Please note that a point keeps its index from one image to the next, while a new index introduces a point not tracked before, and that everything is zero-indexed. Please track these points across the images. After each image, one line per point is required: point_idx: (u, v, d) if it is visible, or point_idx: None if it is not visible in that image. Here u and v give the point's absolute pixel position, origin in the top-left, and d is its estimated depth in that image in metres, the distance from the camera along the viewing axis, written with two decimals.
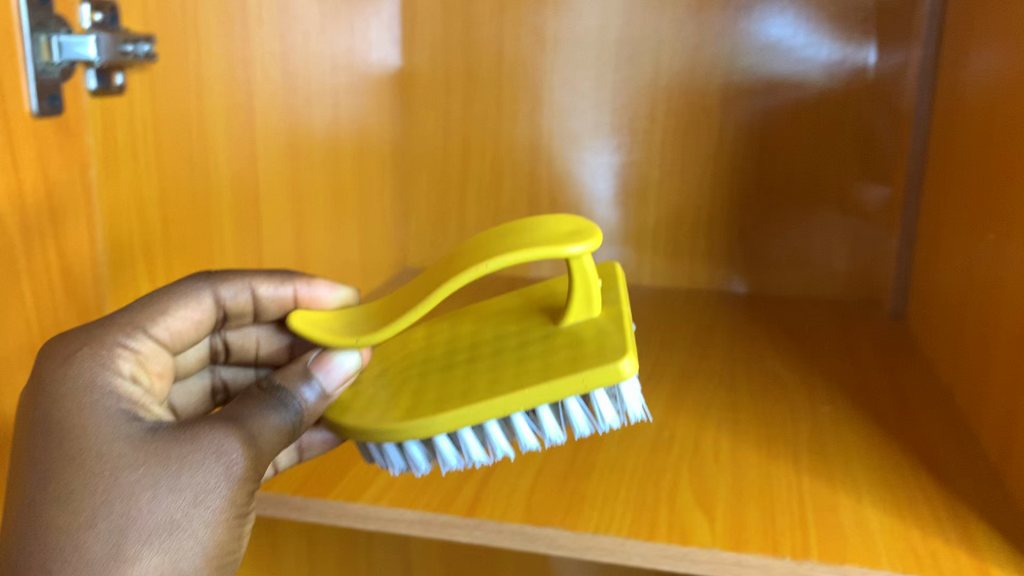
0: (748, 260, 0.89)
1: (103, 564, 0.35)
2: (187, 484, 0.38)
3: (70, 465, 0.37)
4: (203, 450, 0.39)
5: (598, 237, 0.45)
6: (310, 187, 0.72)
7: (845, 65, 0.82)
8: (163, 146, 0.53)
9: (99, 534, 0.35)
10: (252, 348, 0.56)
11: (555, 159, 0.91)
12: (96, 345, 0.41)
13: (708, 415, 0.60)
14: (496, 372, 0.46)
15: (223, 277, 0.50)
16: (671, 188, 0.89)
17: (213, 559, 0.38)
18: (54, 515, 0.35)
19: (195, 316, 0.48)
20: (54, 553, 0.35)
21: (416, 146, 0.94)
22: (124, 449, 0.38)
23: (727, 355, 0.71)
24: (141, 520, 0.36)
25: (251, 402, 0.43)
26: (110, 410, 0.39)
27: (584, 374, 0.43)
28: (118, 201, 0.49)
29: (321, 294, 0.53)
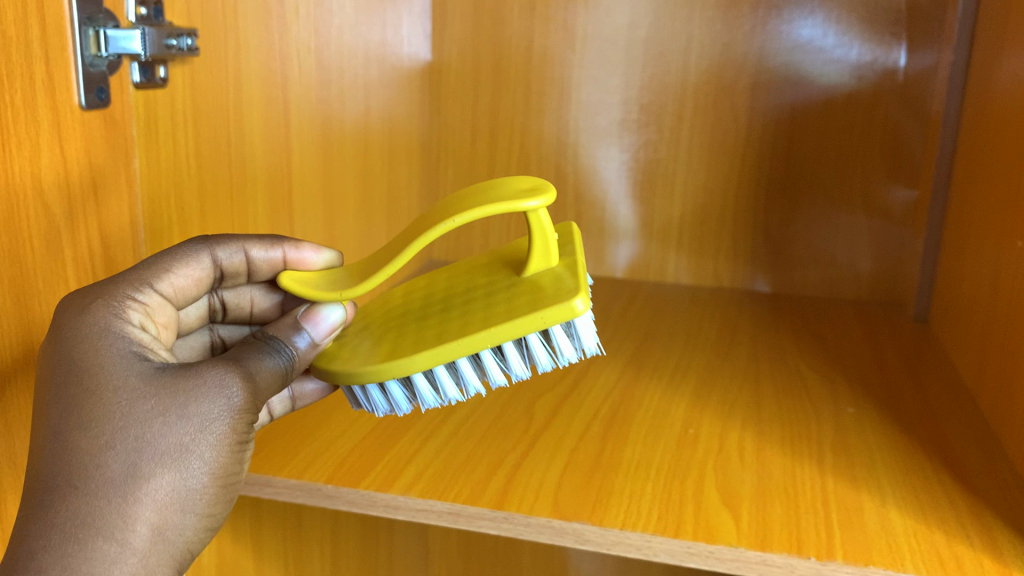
0: (772, 259, 0.90)
1: (119, 484, 0.36)
2: (197, 411, 0.39)
3: (87, 394, 0.38)
4: (210, 381, 0.40)
5: (553, 192, 0.47)
6: (340, 178, 0.73)
7: (874, 66, 0.82)
8: (202, 137, 0.54)
9: (116, 455, 0.37)
10: (246, 306, 0.56)
11: (582, 154, 0.91)
12: (106, 296, 0.42)
13: (733, 414, 0.60)
14: (467, 317, 0.48)
15: (220, 240, 0.50)
16: (697, 186, 0.89)
17: (219, 480, 0.40)
18: (74, 438, 0.37)
19: (193, 277, 0.49)
20: (76, 472, 0.36)
21: (443, 139, 0.94)
22: (135, 382, 0.39)
23: (751, 355, 0.72)
24: (153, 445, 0.37)
25: (246, 346, 0.44)
26: (121, 349, 0.40)
27: (543, 312, 0.45)
28: (157, 189, 0.50)
29: (307, 257, 0.54)
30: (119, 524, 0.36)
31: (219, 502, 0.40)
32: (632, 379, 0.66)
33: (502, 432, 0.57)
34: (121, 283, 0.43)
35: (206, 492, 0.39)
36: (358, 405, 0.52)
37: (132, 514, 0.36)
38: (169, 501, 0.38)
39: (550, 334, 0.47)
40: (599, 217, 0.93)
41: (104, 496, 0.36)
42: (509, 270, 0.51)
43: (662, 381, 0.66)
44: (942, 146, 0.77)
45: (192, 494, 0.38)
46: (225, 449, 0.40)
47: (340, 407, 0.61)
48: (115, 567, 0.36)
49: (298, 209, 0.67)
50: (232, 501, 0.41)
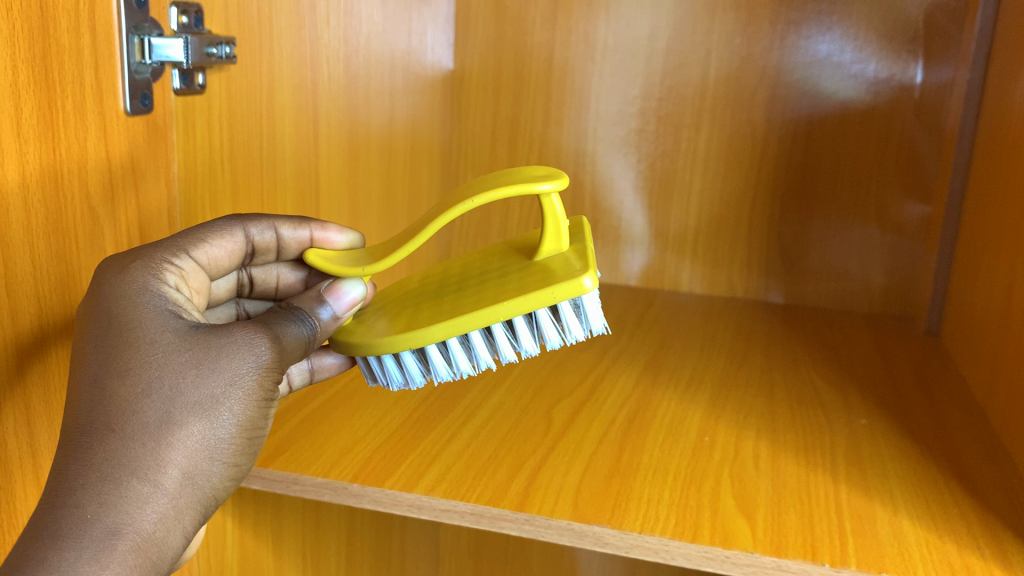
0: (786, 271, 0.91)
1: (153, 427, 0.37)
2: (228, 365, 0.40)
3: (125, 345, 0.39)
4: (240, 339, 0.41)
5: (566, 177, 0.48)
6: (364, 182, 0.75)
7: (891, 83, 0.83)
8: (236, 141, 0.55)
9: (151, 401, 0.38)
10: (273, 282, 0.57)
11: (599, 163, 0.93)
12: (145, 258, 0.43)
13: (747, 422, 0.61)
14: (482, 293, 0.49)
15: (250, 217, 0.51)
16: (713, 196, 0.90)
17: (246, 435, 0.40)
18: (111, 385, 0.38)
19: (227, 249, 0.50)
20: (113, 415, 0.37)
21: (462, 145, 0.95)
22: (172, 337, 0.40)
23: (765, 364, 0.73)
24: (187, 394, 0.38)
25: (272, 313, 0.45)
26: (158, 308, 0.41)
27: (552, 288, 0.47)
28: (194, 192, 0.52)
29: (332, 237, 0.55)
30: (153, 466, 0.37)
31: (245, 458, 0.41)
32: (649, 386, 0.67)
33: (522, 435, 0.58)
34: (158, 248, 0.45)
35: (233, 445, 0.40)
36: (373, 378, 0.53)
37: (165, 457, 0.37)
38: (200, 450, 0.38)
39: (559, 311, 0.48)
40: (616, 225, 0.94)
41: (140, 437, 0.37)
42: (521, 253, 0.52)
43: (679, 389, 0.67)
44: (957, 163, 0.78)
45: (221, 445, 0.39)
46: (254, 404, 0.41)
47: (364, 408, 0.63)
48: (148, 508, 0.36)
49: (324, 211, 0.68)
50: (256, 460, 0.42)
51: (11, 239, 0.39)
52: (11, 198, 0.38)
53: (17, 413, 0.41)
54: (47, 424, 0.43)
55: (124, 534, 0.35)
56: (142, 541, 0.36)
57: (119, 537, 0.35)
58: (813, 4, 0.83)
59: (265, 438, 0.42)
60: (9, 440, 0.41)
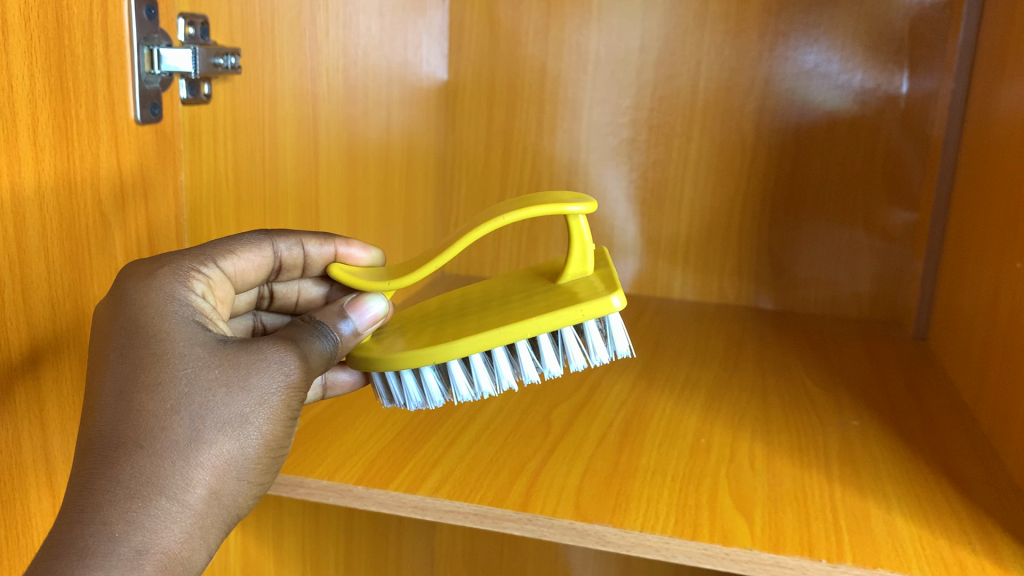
0: (776, 277, 0.92)
1: (184, 445, 0.38)
2: (257, 384, 0.41)
3: (155, 359, 0.40)
4: (268, 357, 0.42)
5: (595, 201, 0.50)
6: (363, 191, 0.76)
7: (877, 92, 0.85)
8: (239, 149, 0.56)
9: (180, 418, 0.39)
10: (293, 295, 0.58)
11: (590, 172, 0.94)
12: (173, 266, 0.45)
13: (742, 425, 0.63)
14: (507, 312, 0.51)
15: (278, 232, 0.53)
16: (704, 204, 0.92)
17: (270, 454, 0.42)
18: (140, 400, 0.38)
19: (254, 262, 0.51)
20: (144, 432, 0.38)
21: (458, 154, 0.97)
22: (202, 353, 0.41)
23: (757, 367, 0.74)
24: (216, 412, 0.39)
25: (296, 327, 0.46)
26: (185, 320, 0.42)
27: (581, 306, 0.49)
28: (200, 199, 0.52)
29: (355, 254, 0.56)
30: (180, 485, 0.37)
31: (266, 477, 0.42)
32: (646, 390, 0.68)
33: (522, 439, 0.59)
34: (186, 257, 0.46)
35: (256, 464, 0.41)
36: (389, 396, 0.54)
37: (192, 476, 0.38)
38: (226, 470, 0.39)
39: (586, 333, 0.50)
40: (608, 234, 0.95)
41: (171, 455, 0.38)
42: (545, 278, 0.54)
43: (674, 393, 0.68)
44: (942, 171, 0.80)
45: (246, 464, 0.40)
46: (279, 424, 0.42)
47: (366, 412, 0.63)
48: (174, 526, 0.37)
49: (323, 220, 0.69)
50: (276, 478, 0.43)
51: (27, 246, 0.40)
52: (27, 205, 0.39)
53: (32, 416, 0.42)
54: (57, 426, 0.44)
55: (150, 552, 0.36)
56: (167, 559, 0.37)
57: (147, 555, 0.36)
58: (800, 16, 0.85)
59: (286, 455, 0.44)
60: (23, 444, 0.41)
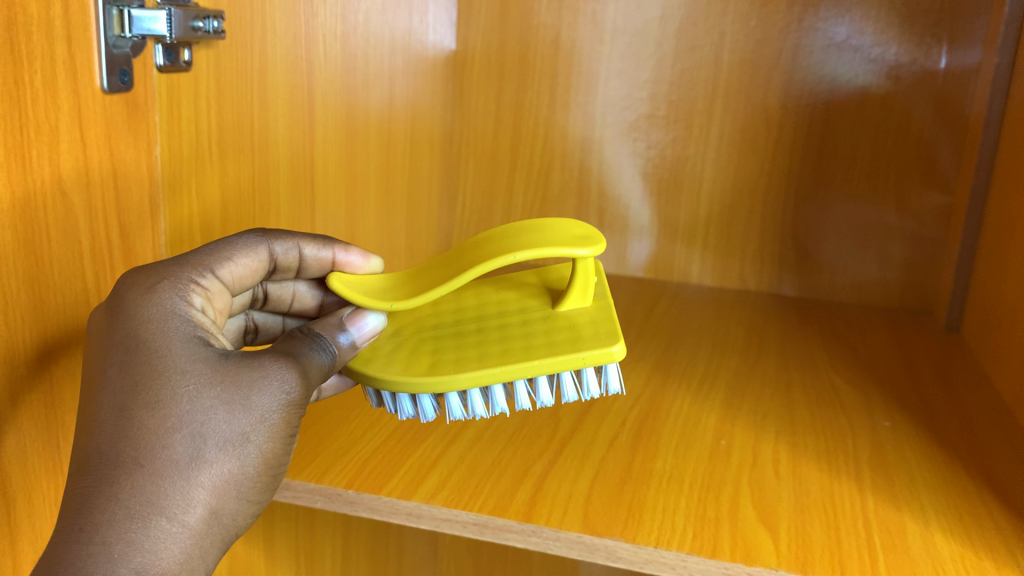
0: (799, 262, 0.87)
1: (184, 463, 0.37)
2: (258, 402, 0.40)
3: (155, 373, 0.38)
4: (270, 374, 0.41)
5: (602, 246, 0.47)
6: (363, 168, 0.71)
7: (913, 67, 0.79)
8: (224, 122, 0.51)
9: (182, 436, 0.37)
10: (289, 298, 0.56)
11: (606, 149, 0.89)
12: (170, 278, 0.43)
13: (765, 425, 0.58)
14: (509, 344, 0.50)
15: (276, 234, 0.51)
16: (726, 184, 0.87)
17: (270, 472, 0.40)
18: (141, 417, 0.37)
19: (251, 267, 0.49)
20: (144, 450, 0.36)
21: (465, 129, 0.92)
22: (204, 367, 0.39)
23: (779, 360, 0.70)
24: (219, 429, 0.38)
25: (293, 339, 0.45)
26: (185, 333, 0.41)
27: (583, 353, 0.48)
28: (179, 178, 0.48)
29: (354, 260, 0.55)
30: (180, 506, 0.36)
31: (264, 494, 0.41)
32: (660, 385, 0.63)
33: (527, 439, 0.55)
34: (185, 267, 0.44)
35: (255, 482, 0.40)
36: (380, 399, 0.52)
37: (192, 496, 0.37)
38: (226, 490, 0.38)
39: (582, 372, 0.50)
40: (623, 214, 0.90)
41: (172, 475, 0.36)
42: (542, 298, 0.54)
43: (692, 388, 0.63)
44: (981, 152, 0.75)
45: (245, 484, 0.39)
46: (281, 440, 0.41)
47: (359, 408, 0.59)
48: (173, 550, 0.35)
49: (319, 198, 0.65)
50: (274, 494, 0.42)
51: None
52: None
53: None
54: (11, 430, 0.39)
55: None
56: None
57: None
58: None
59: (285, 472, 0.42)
60: None
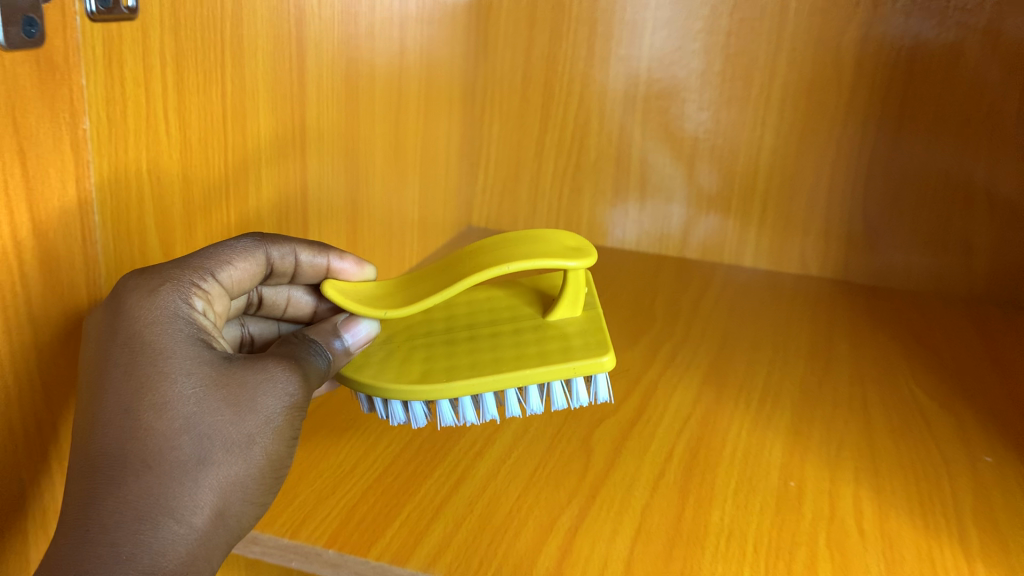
0: (870, 246, 0.76)
1: (191, 465, 0.33)
2: (263, 405, 0.36)
3: (156, 373, 0.35)
4: (274, 375, 0.37)
5: (592, 255, 0.43)
6: (366, 135, 0.61)
7: (1017, 19, 0.67)
8: (187, 86, 0.41)
9: (187, 438, 0.34)
10: (282, 303, 0.48)
11: (649, 111, 0.78)
12: (166, 283, 0.38)
13: (842, 462, 0.48)
14: (499, 350, 0.43)
15: (273, 237, 0.44)
16: (787, 154, 0.75)
17: (278, 475, 0.37)
18: (143, 418, 0.34)
19: (247, 272, 0.42)
20: (149, 451, 0.33)
21: (490, 86, 0.81)
22: (206, 369, 0.36)
23: (852, 370, 0.59)
24: (225, 431, 0.35)
25: (289, 344, 0.40)
26: (185, 334, 0.37)
27: (572, 363, 0.42)
28: (121, 159, 0.38)
29: (349, 269, 0.48)
30: (188, 508, 0.33)
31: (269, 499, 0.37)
32: (713, 403, 0.53)
33: (554, 476, 0.45)
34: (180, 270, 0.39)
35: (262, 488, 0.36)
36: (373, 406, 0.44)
37: (199, 499, 0.33)
38: (236, 495, 0.35)
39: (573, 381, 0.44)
40: (668, 186, 0.79)
41: (178, 476, 0.33)
42: (531, 304, 0.47)
43: (750, 406, 0.53)
44: None
45: (253, 490, 0.36)
46: (286, 444, 0.37)
47: (356, 426, 0.50)
48: (180, 554, 0.32)
49: (313, 174, 0.55)
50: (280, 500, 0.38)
51: None
52: None
53: None
54: None
55: None
56: None
57: None
58: None
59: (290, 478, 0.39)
60: None
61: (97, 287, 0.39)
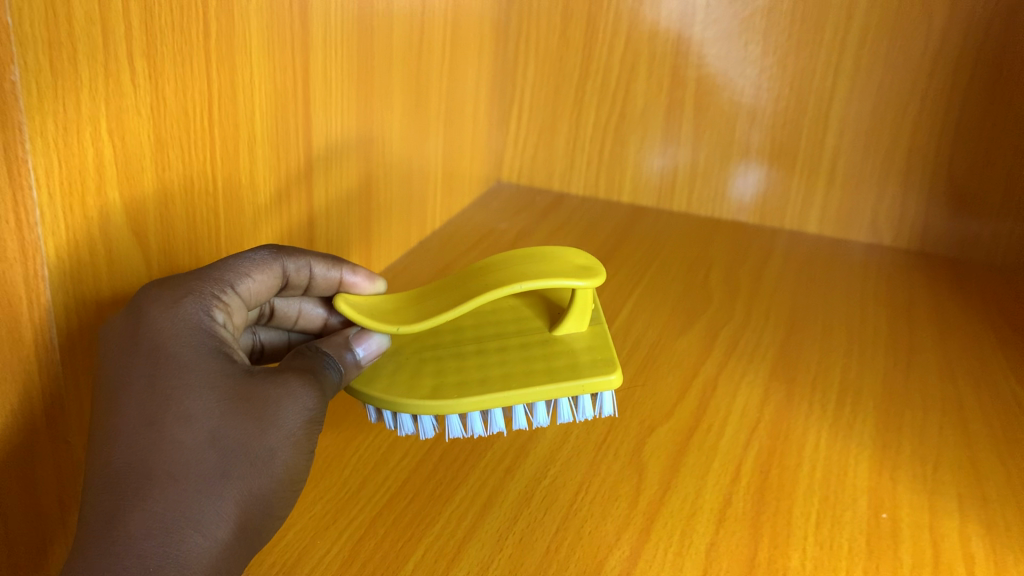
0: (953, 211, 0.67)
1: (213, 477, 0.29)
2: (285, 417, 0.32)
3: (173, 379, 0.31)
4: (294, 389, 0.33)
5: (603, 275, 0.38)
6: (382, 81, 0.53)
7: None
8: (154, 24, 0.33)
9: (209, 448, 0.29)
10: (291, 316, 0.42)
11: (704, 55, 0.68)
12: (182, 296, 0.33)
13: (941, 486, 0.40)
14: (506, 363, 0.39)
15: (286, 249, 0.39)
16: (862, 106, 0.66)
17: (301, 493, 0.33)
18: (159, 428, 0.29)
19: (259, 289, 0.37)
20: (167, 462, 0.29)
21: (524, 23, 0.72)
22: (225, 377, 0.31)
23: (942, 362, 0.51)
24: (248, 441, 0.30)
25: (302, 358, 0.35)
26: (202, 341, 0.33)
27: (582, 380, 0.37)
28: (64, 117, 0.31)
29: (360, 283, 0.42)
30: (213, 522, 0.29)
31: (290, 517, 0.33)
32: (784, 405, 0.46)
33: (599, 501, 0.37)
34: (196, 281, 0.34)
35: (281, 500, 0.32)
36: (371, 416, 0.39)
37: (225, 513, 0.29)
38: (261, 513, 0.30)
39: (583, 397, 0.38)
40: (723, 139, 0.71)
41: (201, 488, 0.29)
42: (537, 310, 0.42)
43: (827, 409, 0.45)
44: None
45: (274, 504, 0.31)
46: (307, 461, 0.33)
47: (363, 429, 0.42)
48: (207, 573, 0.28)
49: (320, 128, 0.47)
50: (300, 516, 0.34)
51: None
52: None
53: None
54: None
55: None
56: None
57: None
58: None
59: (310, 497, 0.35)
60: None
61: (46, 277, 0.32)
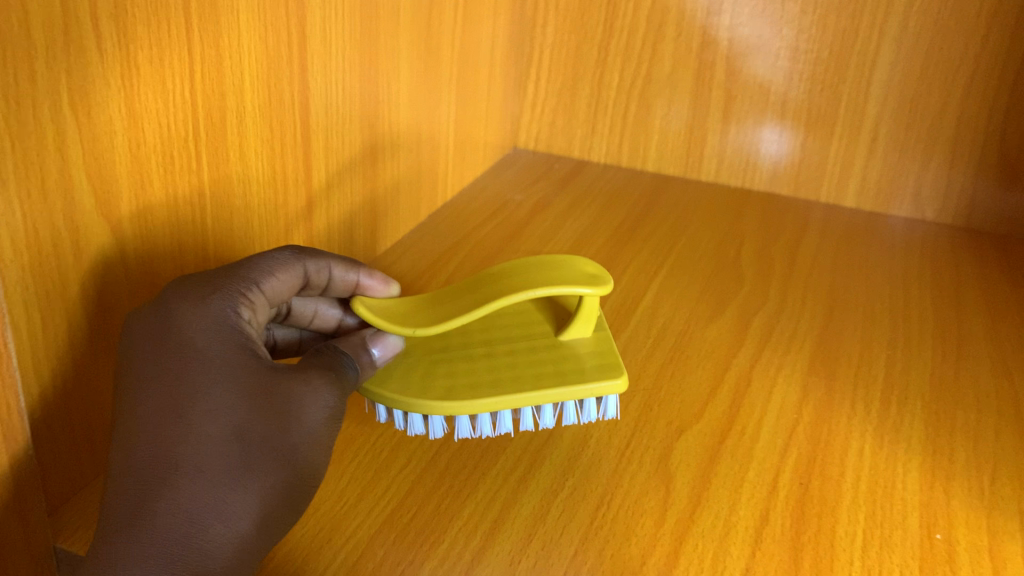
0: (1003, 184, 0.62)
1: (233, 475, 0.27)
2: (309, 412, 0.30)
3: (194, 372, 0.28)
4: (319, 383, 0.31)
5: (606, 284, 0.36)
6: (388, 42, 0.48)
7: None
8: None
9: (229, 444, 0.27)
10: (307, 315, 0.38)
11: (737, 12, 0.64)
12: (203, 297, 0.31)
13: (1000, 501, 0.36)
14: (510, 366, 0.36)
15: (308, 250, 0.35)
16: (907, 69, 0.61)
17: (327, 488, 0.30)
18: (178, 424, 0.27)
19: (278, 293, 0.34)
20: (185, 459, 0.27)
21: None
22: (249, 370, 0.29)
23: (995, 354, 0.47)
24: (270, 436, 0.28)
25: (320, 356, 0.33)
26: (226, 333, 0.30)
27: (587, 384, 0.34)
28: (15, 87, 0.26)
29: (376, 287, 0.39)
30: (231, 523, 0.27)
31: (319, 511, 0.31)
32: (824, 404, 0.42)
33: (622, 517, 0.34)
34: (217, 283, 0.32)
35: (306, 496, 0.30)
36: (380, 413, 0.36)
37: (245, 512, 0.27)
38: (282, 518, 0.28)
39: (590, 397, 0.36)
40: (755, 105, 0.66)
41: (222, 486, 0.27)
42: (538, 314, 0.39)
43: (871, 410, 0.41)
44: None
45: (300, 501, 0.29)
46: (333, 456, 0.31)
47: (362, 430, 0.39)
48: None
49: (318, 96, 0.43)
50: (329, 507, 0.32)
51: None
52: None
53: None
54: None
55: None
56: None
57: None
58: None
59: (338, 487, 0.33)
60: None
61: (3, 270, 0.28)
